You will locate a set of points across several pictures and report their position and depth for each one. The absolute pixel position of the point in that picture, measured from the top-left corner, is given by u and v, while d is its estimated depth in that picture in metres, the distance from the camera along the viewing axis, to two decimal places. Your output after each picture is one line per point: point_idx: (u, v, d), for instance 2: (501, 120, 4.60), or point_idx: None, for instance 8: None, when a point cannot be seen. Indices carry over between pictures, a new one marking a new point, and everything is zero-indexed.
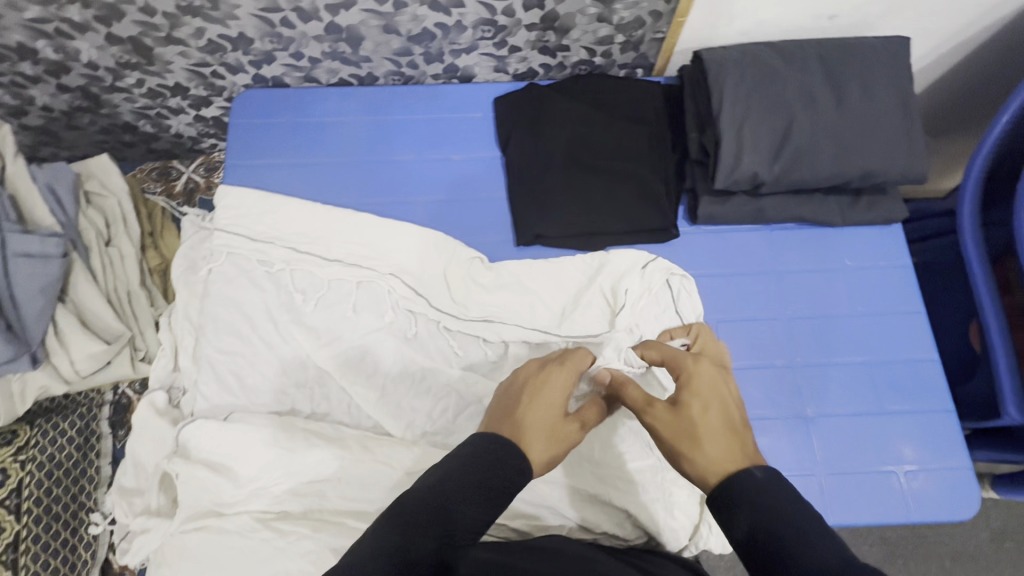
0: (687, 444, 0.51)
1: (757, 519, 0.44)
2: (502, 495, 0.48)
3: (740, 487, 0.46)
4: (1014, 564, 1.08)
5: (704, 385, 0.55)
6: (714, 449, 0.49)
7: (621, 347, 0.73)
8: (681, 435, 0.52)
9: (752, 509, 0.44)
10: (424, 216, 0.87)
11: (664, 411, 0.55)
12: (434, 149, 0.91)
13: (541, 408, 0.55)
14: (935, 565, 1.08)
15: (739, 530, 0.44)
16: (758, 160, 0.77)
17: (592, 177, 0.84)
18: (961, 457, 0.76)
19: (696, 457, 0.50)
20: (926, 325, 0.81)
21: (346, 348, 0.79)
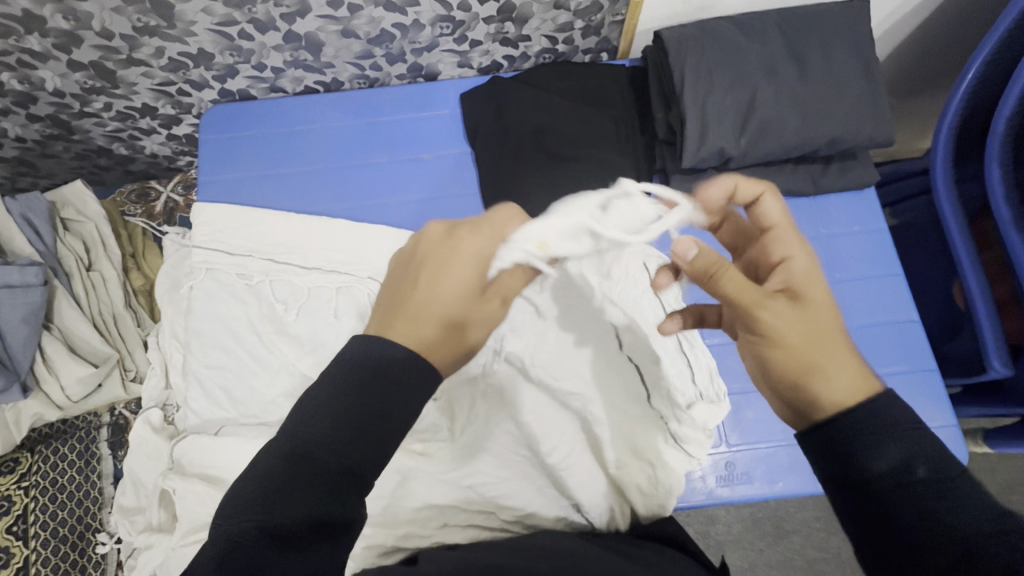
0: (826, 359, 0.46)
1: (907, 453, 0.40)
2: (392, 427, 0.41)
3: (883, 420, 0.42)
4: None
5: (811, 277, 0.50)
6: (849, 369, 0.45)
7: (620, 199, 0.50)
8: (811, 344, 0.47)
9: (899, 440, 0.41)
10: (399, 217, 0.88)
11: (784, 308, 0.48)
12: (404, 149, 0.91)
13: (444, 295, 0.47)
14: None
15: (881, 463, 0.40)
16: (724, 134, 0.77)
17: (561, 164, 0.84)
18: (948, 415, 0.76)
19: (833, 376, 0.45)
20: (905, 287, 0.81)
21: (330, 354, 0.79)
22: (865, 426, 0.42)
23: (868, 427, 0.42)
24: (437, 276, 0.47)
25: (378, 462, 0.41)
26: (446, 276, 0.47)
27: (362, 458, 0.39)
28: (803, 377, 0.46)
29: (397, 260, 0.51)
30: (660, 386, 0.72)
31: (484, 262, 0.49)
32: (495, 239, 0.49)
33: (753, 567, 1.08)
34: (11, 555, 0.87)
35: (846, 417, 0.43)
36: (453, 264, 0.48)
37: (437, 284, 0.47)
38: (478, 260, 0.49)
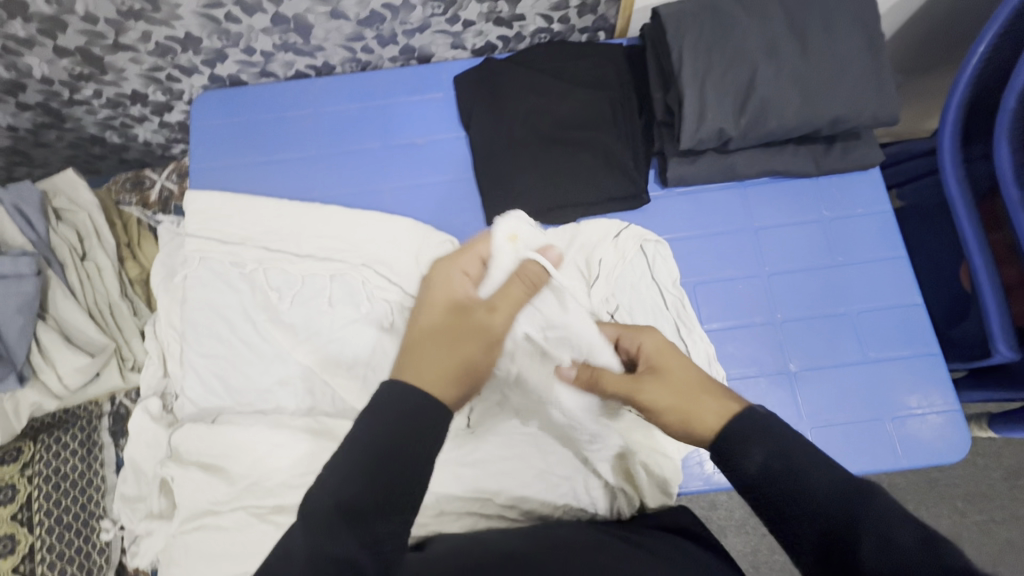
0: (686, 392, 0.53)
1: (770, 453, 0.44)
2: (410, 483, 0.42)
3: (749, 427, 0.46)
4: None
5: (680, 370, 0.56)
6: (715, 400, 0.51)
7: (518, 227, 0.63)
8: (682, 398, 0.53)
9: (763, 443, 0.45)
10: (392, 204, 0.87)
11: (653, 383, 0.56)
12: (397, 135, 0.90)
13: (429, 322, 0.54)
14: (946, 508, 1.07)
15: (753, 464, 0.44)
16: (722, 115, 0.75)
17: (555, 148, 0.83)
18: (950, 399, 0.74)
19: (698, 415, 0.50)
20: (908, 270, 0.79)
21: (325, 343, 0.79)
22: (735, 437, 0.46)
23: (738, 437, 0.46)
24: (421, 315, 0.55)
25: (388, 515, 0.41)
26: (426, 311, 0.55)
27: (375, 509, 0.40)
28: (680, 428, 0.52)
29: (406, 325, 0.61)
30: None
31: (456, 289, 0.57)
32: (455, 266, 0.59)
33: (755, 551, 1.07)
34: (16, 542, 0.89)
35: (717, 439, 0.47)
36: (428, 301, 0.56)
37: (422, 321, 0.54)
38: (453, 287, 0.57)
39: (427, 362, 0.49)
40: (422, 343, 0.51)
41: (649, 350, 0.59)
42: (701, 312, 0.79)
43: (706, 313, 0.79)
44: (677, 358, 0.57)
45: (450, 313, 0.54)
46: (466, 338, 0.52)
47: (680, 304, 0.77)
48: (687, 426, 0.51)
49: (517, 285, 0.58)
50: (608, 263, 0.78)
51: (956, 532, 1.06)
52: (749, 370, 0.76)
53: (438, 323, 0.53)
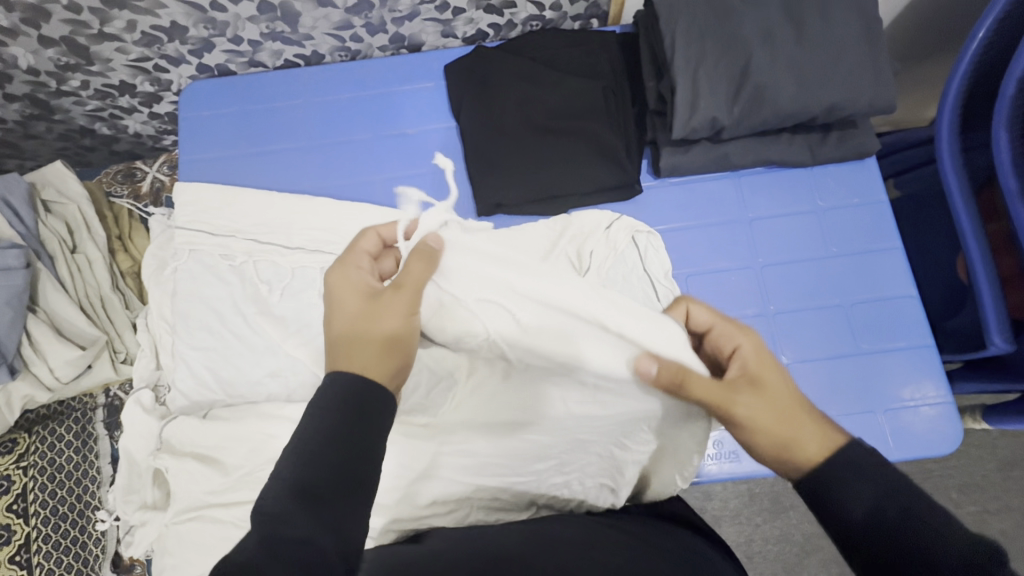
0: (789, 416, 0.48)
1: (873, 498, 0.42)
2: (369, 463, 0.40)
3: (850, 466, 0.44)
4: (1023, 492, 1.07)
5: (783, 387, 0.50)
6: (823, 432, 0.47)
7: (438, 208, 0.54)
8: (783, 419, 0.48)
9: (865, 486, 0.43)
10: (382, 196, 0.86)
11: (754, 397, 0.49)
12: (387, 125, 0.89)
13: (341, 317, 0.49)
14: (941, 499, 1.07)
15: (858, 510, 0.42)
16: (716, 104, 0.74)
17: (547, 138, 0.82)
18: (942, 391, 0.74)
19: (805, 441, 0.47)
20: (903, 261, 0.79)
21: (315, 335, 0.79)
22: (839, 479, 0.44)
23: (841, 478, 0.44)
24: (332, 318, 0.49)
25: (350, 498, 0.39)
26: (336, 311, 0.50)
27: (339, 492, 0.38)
28: (780, 454, 0.47)
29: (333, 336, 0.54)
30: None
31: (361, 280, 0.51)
32: (355, 261, 0.53)
33: (749, 541, 1.08)
34: (12, 532, 0.89)
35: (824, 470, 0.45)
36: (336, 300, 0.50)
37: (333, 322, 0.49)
38: (355, 279, 0.51)
39: (361, 356, 0.45)
40: (345, 342, 0.46)
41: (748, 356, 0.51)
42: None
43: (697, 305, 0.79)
44: (780, 367, 0.51)
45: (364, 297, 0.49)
46: (388, 318, 0.48)
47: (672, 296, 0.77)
48: (787, 455, 0.47)
49: (414, 260, 0.50)
50: (600, 253, 0.78)
51: None
52: None
53: (358, 311, 0.48)
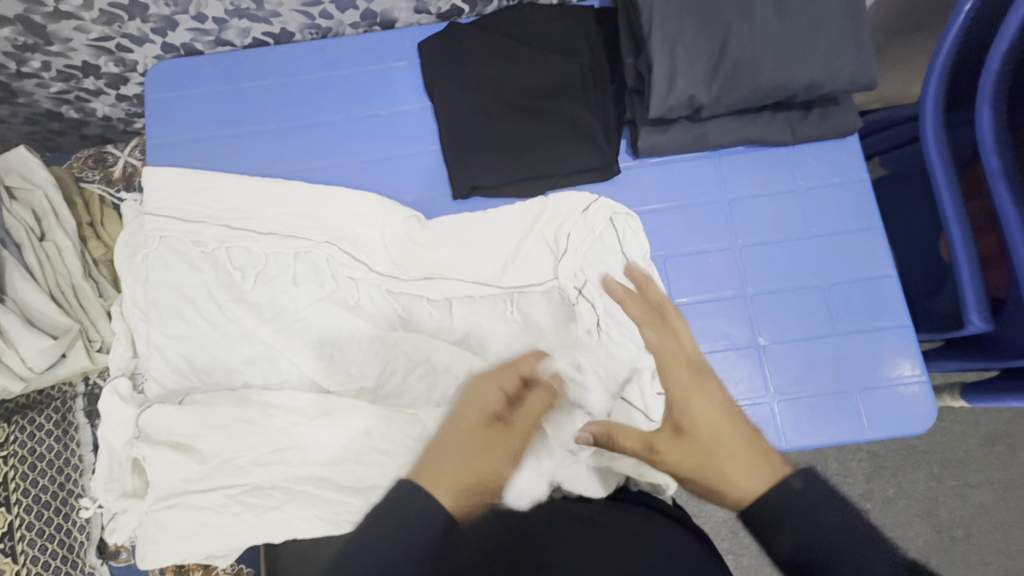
0: (706, 456, 0.53)
1: (805, 542, 0.44)
2: None
3: (794, 505, 0.45)
4: (1002, 466, 1.09)
5: (707, 434, 0.55)
6: (746, 469, 0.49)
7: (411, 230, 0.80)
8: (703, 459, 0.52)
9: (797, 528, 0.44)
10: (356, 179, 0.84)
11: (672, 443, 0.56)
12: (361, 105, 0.86)
13: (460, 430, 0.53)
14: (922, 474, 1.09)
15: (787, 546, 0.45)
16: (693, 81, 0.72)
17: (522, 118, 0.80)
18: (920, 371, 0.74)
19: (729, 477, 0.49)
20: (883, 241, 0.78)
21: (290, 322, 0.78)
22: (772, 517, 0.46)
23: (775, 519, 0.45)
24: (455, 426, 0.53)
25: None
26: (458, 421, 0.54)
27: None
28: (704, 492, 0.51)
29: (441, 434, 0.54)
30: (617, 346, 0.75)
31: (489, 400, 0.56)
32: (502, 378, 0.58)
33: (735, 517, 1.08)
34: None
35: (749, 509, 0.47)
36: (466, 410, 0.54)
37: (452, 430, 0.53)
38: (492, 396, 0.56)
39: (445, 478, 0.47)
40: (441, 453, 0.50)
41: (673, 398, 0.59)
42: (671, 287, 0.78)
43: (676, 288, 0.78)
44: (707, 408, 0.57)
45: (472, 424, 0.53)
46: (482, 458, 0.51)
47: (650, 279, 0.76)
48: (704, 492, 0.51)
49: (537, 401, 0.60)
50: (578, 237, 0.77)
51: (931, 496, 1.08)
52: (718, 345, 0.75)
53: (466, 438, 0.52)
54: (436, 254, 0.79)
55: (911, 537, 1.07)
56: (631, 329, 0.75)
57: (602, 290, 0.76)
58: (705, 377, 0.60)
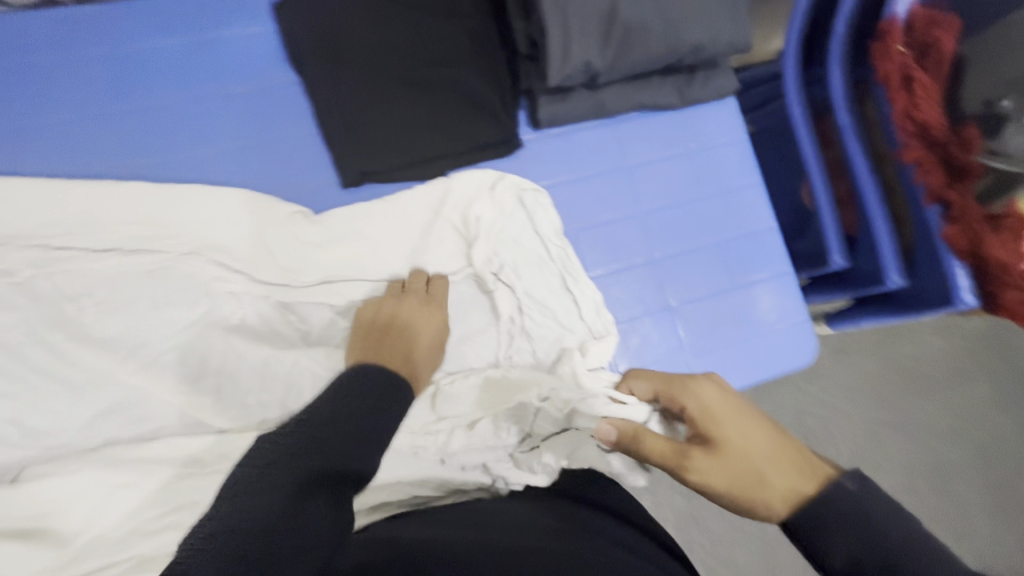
0: (745, 469, 0.50)
1: (860, 551, 0.42)
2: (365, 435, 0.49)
3: (837, 507, 0.44)
4: (863, 373, 1.27)
5: (737, 437, 0.52)
6: (783, 476, 0.48)
7: (297, 230, 0.70)
8: (734, 474, 0.51)
9: (855, 529, 0.42)
10: (219, 173, 0.71)
11: (702, 459, 0.53)
12: (209, 82, 0.71)
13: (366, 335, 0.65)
14: (800, 392, 1.25)
15: (838, 558, 0.42)
16: (588, 47, 0.69)
17: (410, 92, 0.72)
18: (801, 311, 0.82)
19: (767, 483, 0.48)
20: (764, 195, 0.84)
21: (156, 356, 0.64)
22: (822, 522, 0.44)
23: (830, 515, 0.44)
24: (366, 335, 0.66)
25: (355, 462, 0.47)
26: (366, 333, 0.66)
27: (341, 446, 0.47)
28: (741, 503, 0.50)
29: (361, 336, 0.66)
30: (542, 327, 0.73)
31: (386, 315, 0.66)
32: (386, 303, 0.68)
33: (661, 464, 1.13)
34: None
35: (794, 518, 0.46)
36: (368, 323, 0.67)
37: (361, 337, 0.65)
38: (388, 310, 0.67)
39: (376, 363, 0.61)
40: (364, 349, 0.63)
41: (695, 410, 0.56)
42: (585, 260, 0.78)
43: (590, 260, 0.78)
44: (740, 416, 0.54)
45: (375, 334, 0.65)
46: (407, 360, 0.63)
47: (564, 254, 0.74)
48: (742, 501, 0.50)
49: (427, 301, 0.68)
50: (485, 219, 0.73)
51: (808, 407, 1.24)
52: (634, 310, 0.77)
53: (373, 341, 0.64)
54: (335, 251, 0.70)
55: None
56: (552, 308, 0.74)
57: (521, 270, 0.74)
58: (735, 398, 0.56)
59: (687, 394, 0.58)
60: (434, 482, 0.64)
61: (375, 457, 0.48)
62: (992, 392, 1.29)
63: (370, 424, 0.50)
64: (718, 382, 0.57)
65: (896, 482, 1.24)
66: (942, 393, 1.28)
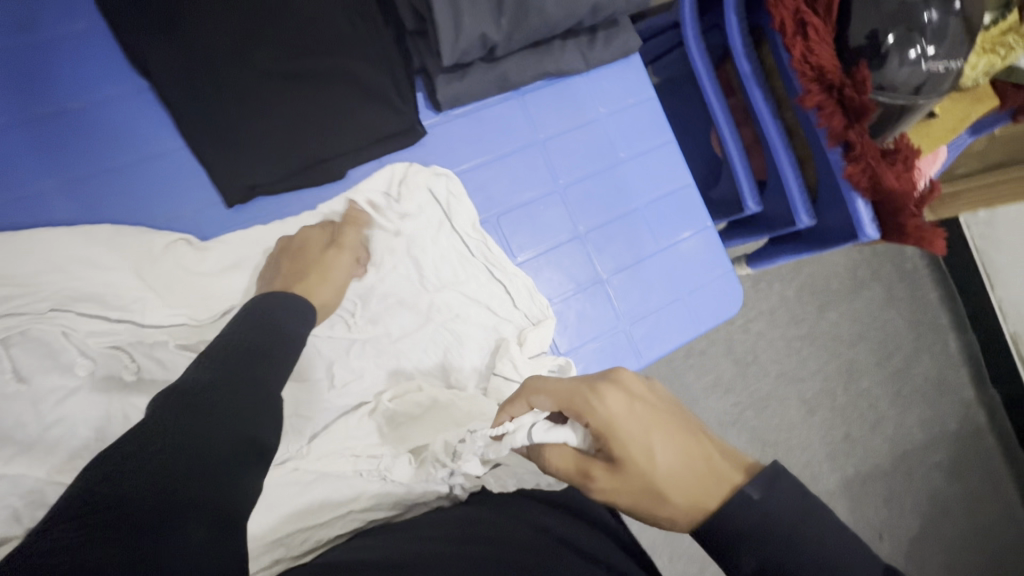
0: (648, 491, 0.42)
1: (770, 563, 0.37)
2: (269, 355, 0.49)
3: (753, 521, 0.38)
4: (782, 301, 1.36)
5: (642, 455, 0.43)
6: (688, 493, 0.41)
7: (180, 258, 0.61)
8: (639, 492, 0.43)
9: (758, 548, 0.37)
10: (68, 207, 0.60)
11: (606, 478, 0.44)
12: (32, 101, 0.59)
13: (290, 257, 0.63)
14: (729, 327, 1.32)
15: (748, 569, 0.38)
16: (482, 19, 0.66)
17: (289, 88, 0.63)
18: (723, 262, 0.83)
19: (670, 501, 0.42)
20: (678, 151, 0.83)
21: (33, 434, 0.54)
22: (725, 546, 0.39)
23: (734, 535, 0.38)
24: (289, 257, 0.64)
25: (253, 364, 0.47)
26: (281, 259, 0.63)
27: (236, 349, 0.48)
28: (649, 519, 0.43)
29: (275, 259, 0.64)
30: (478, 321, 0.71)
31: (301, 244, 0.64)
32: (309, 233, 0.65)
33: None
34: None
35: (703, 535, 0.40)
36: (289, 246, 0.64)
37: (285, 260, 0.63)
38: (305, 239, 0.65)
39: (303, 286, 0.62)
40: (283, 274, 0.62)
41: (595, 423, 0.45)
42: (510, 245, 0.74)
43: (515, 244, 0.75)
44: (648, 427, 0.43)
45: (288, 257, 0.63)
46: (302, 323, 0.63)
47: (486, 246, 0.71)
48: (649, 519, 0.43)
49: (350, 236, 0.67)
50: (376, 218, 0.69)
51: (736, 340, 1.32)
52: (567, 288, 0.76)
53: (293, 269, 0.62)
54: (233, 275, 0.63)
55: (726, 377, 1.30)
56: (484, 301, 0.71)
57: (444, 266, 0.71)
58: (642, 403, 0.45)
59: (586, 407, 0.45)
60: (388, 502, 0.59)
61: (280, 368, 0.49)
62: (885, 296, 1.43)
63: (282, 350, 0.51)
64: (628, 387, 0.45)
65: (816, 390, 1.36)
66: (849, 307, 1.40)
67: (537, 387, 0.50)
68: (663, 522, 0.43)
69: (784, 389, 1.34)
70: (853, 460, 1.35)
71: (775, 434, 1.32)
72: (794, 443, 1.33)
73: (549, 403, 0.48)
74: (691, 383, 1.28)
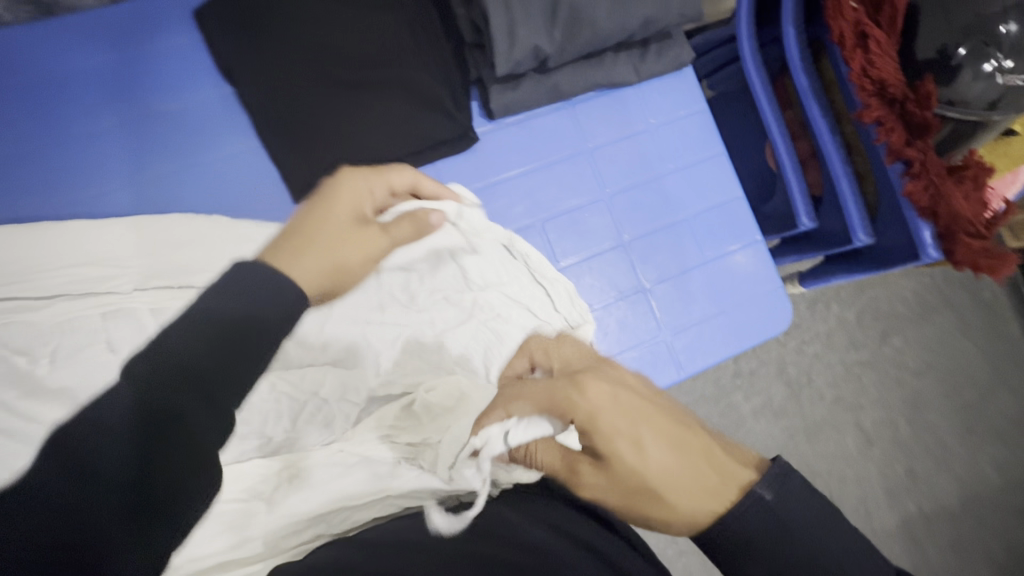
0: (640, 490, 0.43)
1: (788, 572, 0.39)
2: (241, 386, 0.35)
3: (772, 530, 0.40)
4: (838, 323, 1.30)
5: (633, 452, 0.43)
6: (690, 495, 0.42)
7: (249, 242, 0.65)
8: (630, 491, 0.43)
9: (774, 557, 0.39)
10: (162, 199, 0.67)
11: (595, 475, 0.45)
12: (140, 107, 0.68)
13: None
14: (780, 348, 1.28)
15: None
16: (536, 32, 0.69)
17: (355, 95, 0.69)
18: (774, 277, 0.81)
19: (671, 503, 0.42)
20: (728, 163, 0.82)
21: None
22: (732, 552, 0.41)
23: (744, 542, 0.40)
24: None
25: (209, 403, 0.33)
26: None
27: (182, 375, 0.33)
28: (644, 519, 0.44)
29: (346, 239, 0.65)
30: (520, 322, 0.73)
31: None
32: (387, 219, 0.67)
33: None
34: None
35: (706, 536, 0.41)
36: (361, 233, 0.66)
37: None
38: None
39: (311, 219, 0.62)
40: None
41: (581, 421, 0.44)
42: (553, 250, 0.76)
43: (559, 249, 0.77)
44: (638, 422, 0.44)
45: None
46: None
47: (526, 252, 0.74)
48: (645, 519, 0.44)
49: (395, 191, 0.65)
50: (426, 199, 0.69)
51: (788, 362, 1.27)
52: (609, 296, 0.77)
53: None
54: None
55: (776, 399, 1.25)
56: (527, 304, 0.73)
57: (491, 268, 0.73)
58: (625, 394, 0.45)
59: (570, 403, 0.45)
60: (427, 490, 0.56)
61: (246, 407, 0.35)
62: (957, 325, 1.33)
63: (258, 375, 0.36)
64: (611, 383, 0.46)
65: (875, 421, 1.28)
66: (915, 334, 1.32)
67: (513, 394, 0.49)
68: (664, 524, 0.43)
69: (839, 416, 1.27)
70: (917, 498, 1.26)
71: (828, 463, 1.25)
72: (849, 473, 1.25)
73: (528, 407, 0.47)
74: (737, 402, 1.24)
